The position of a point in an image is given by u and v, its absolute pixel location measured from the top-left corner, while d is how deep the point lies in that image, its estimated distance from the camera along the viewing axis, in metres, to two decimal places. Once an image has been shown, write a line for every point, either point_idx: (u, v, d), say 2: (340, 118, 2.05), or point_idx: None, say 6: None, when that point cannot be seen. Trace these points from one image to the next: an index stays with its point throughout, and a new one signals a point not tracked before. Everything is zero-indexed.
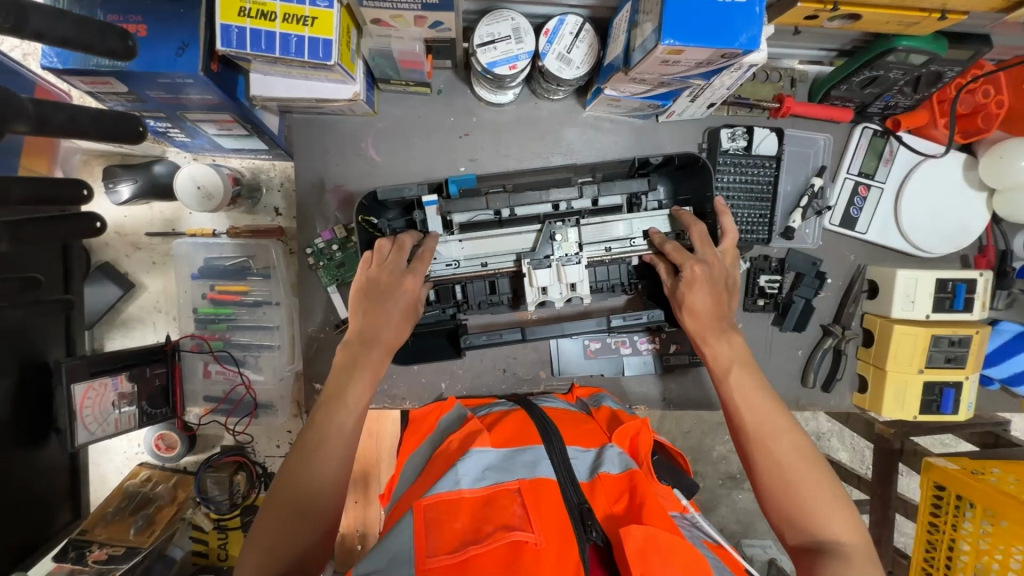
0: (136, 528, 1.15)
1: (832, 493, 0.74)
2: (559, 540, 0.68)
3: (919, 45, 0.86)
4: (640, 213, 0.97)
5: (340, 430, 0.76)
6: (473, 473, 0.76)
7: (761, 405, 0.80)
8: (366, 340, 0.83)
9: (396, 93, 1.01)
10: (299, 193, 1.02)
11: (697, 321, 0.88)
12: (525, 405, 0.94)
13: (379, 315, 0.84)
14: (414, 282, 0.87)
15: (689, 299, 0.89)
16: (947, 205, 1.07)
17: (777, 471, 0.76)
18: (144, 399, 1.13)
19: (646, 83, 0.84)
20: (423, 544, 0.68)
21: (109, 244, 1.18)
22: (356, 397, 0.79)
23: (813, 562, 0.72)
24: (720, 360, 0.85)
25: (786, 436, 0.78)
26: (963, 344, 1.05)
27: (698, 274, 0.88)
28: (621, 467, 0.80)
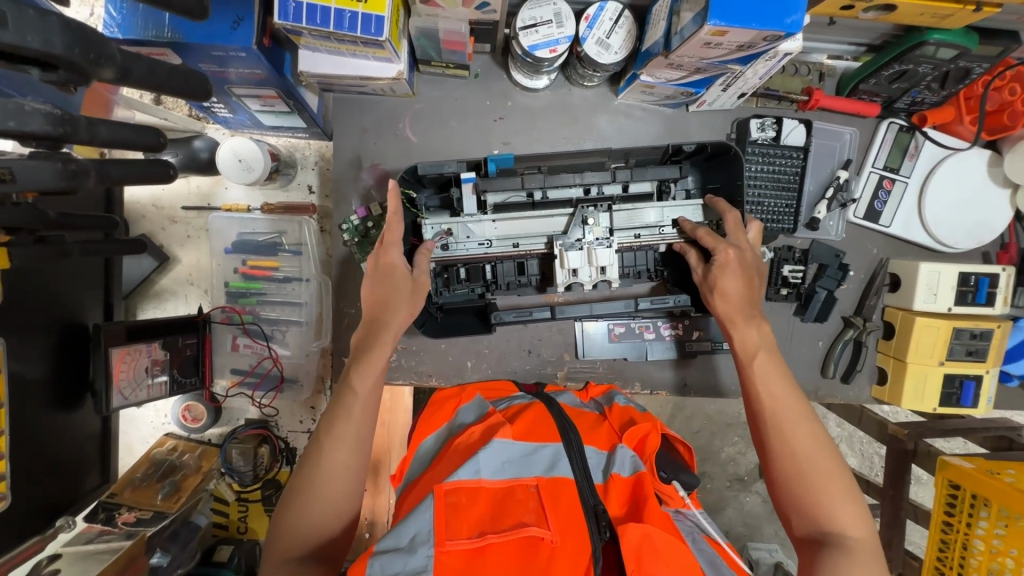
0: (164, 493, 1.17)
1: (844, 485, 0.78)
2: (574, 539, 0.72)
3: (950, 38, 0.88)
4: (671, 201, 0.99)
5: (347, 416, 0.79)
6: (493, 465, 0.79)
7: (780, 394, 0.84)
8: (370, 325, 0.86)
9: (435, 75, 1.04)
10: (336, 170, 1.05)
11: (724, 306, 0.92)
12: (545, 400, 0.95)
13: (386, 294, 0.88)
14: (394, 254, 0.89)
15: (723, 283, 0.91)
16: (970, 201, 1.09)
17: (791, 455, 0.80)
18: (176, 367, 1.16)
19: (682, 68, 0.87)
20: (442, 528, 0.71)
21: (147, 217, 1.21)
22: (363, 382, 0.81)
23: (817, 549, 0.76)
24: (747, 343, 0.89)
25: (803, 424, 0.82)
26: (983, 338, 1.06)
27: (732, 258, 0.90)
28: (631, 469, 0.83)
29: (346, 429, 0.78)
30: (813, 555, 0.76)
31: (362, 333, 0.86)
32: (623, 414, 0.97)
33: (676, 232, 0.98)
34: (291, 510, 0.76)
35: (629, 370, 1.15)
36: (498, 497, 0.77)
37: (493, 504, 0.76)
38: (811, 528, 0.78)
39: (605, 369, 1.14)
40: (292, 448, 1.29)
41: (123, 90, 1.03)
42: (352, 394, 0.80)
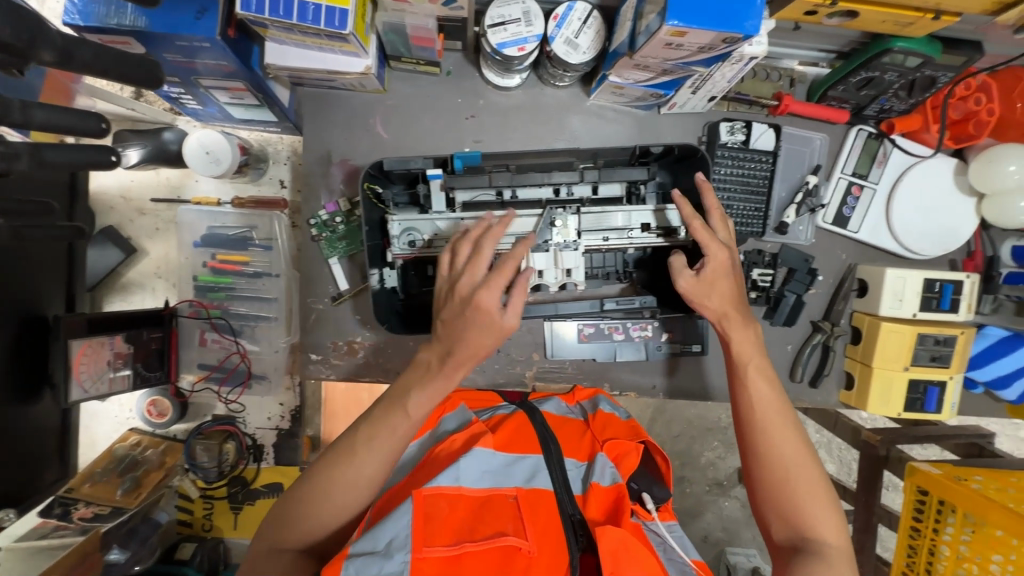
0: (124, 489, 1.16)
1: (824, 494, 0.79)
2: (551, 553, 0.74)
3: (913, 46, 0.89)
4: (639, 205, 0.99)
5: (387, 430, 0.76)
6: (473, 474, 0.80)
7: (769, 402, 0.83)
8: (443, 352, 0.76)
9: (407, 72, 1.03)
10: (305, 165, 1.04)
11: (719, 302, 0.84)
12: (528, 410, 0.96)
13: (458, 330, 0.74)
14: (488, 296, 0.73)
15: (722, 284, 0.84)
16: (937, 209, 1.10)
17: (774, 465, 0.80)
18: (140, 361, 1.14)
19: (649, 69, 0.87)
20: (420, 534, 0.72)
21: (115, 208, 1.20)
22: (416, 406, 0.76)
23: (794, 557, 0.77)
24: (739, 351, 0.84)
25: (788, 432, 0.81)
26: (948, 344, 1.07)
27: (726, 262, 0.84)
28: (610, 480, 0.85)
29: (380, 445, 0.76)
30: (789, 563, 0.77)
31: (433, 355, 0.78)
32: (605, 422, 0.98)
33: (645, 234, 0.98)
34: (302, 501, 0.76)
35: (599, 371, 1.15)
36: (476, 506, 0.78)
37: (470, 512, 0.77)
38: (790, 534, 0.79)
39: (574, 369, 1.14)
40: (259, 446, 1.30)
41: (84, 78, 1.05)
42: (403, 409, 0.76)
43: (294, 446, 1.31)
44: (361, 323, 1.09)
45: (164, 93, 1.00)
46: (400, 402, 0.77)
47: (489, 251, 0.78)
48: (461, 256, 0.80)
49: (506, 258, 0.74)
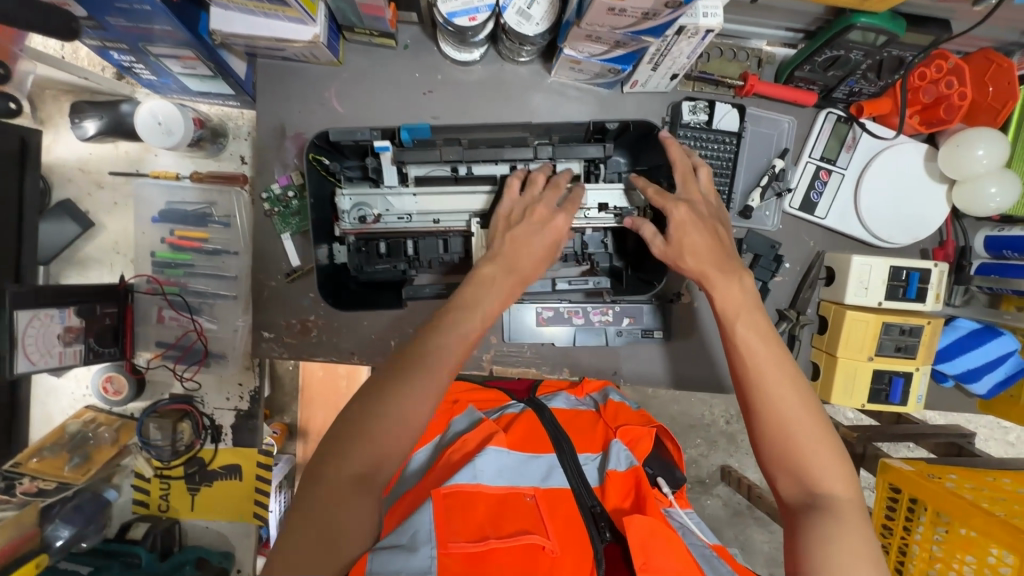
0: (72, 465, 1.19)
1: (831, 444, 0.74)
2: (573, 549, 0.80)
3: (877, 23, 0.87)
4: (596, 183, 0.97)
5: (453, 337, 0.76)
6: (491, 470, 0.84)
7: (767, 353, 0.78)
8: (507, 265, 0.83)
9: (363, 44, 1.01)
10: (259, 138, 1.02)
11: (697, 262, 0.85)
12: (537, 409, 1.00)
13: (525, 241, 0.85)
14: (563, 219, 0.87)
15: (688, 241, 0.85)
16: (907, 195, 1.07)
17: (779, 419, 0.75)
18: (92, 336, 1.12)
19: (603, 41, 0.85)
20: (443, 530, 0.74)
21: (72, 181, 1.18)
22: (489, 310, 0.80)
23: (806, 514, 0.71)
24: (728, 303, 0.82)
25: (789, 385, 0.76)
26: (914, 334, 1.05)
27: (686, 216, 0.85)
28: (626, 464, 0.91)
29: (449, 357, 0.74)
30: (798, 519, 0.72)
31: (497, 271, 0.82)
32: (617, 410, 1.03)
33: (601, 214, 0.96)
34: (373, 435, 0.68)
35: (558, 356, 1.13)
36: (497, 505, 0.82)
37: (490, 512, 0.80)
38: (800, 490, 0.73)
39: (532, 353, 1.13)
40: (217, 427, 1.28)
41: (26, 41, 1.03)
42: (470, 315, 0.78)
43: (253, 427, 1.29)
44: (315, 301, 1.07)
45: (115, 61, 0.98)
46: (467, 313, 0.78)
47: (565, 188, 0.90)
48: (536, 183, 0.90)
49: (574, 196, 0.90)
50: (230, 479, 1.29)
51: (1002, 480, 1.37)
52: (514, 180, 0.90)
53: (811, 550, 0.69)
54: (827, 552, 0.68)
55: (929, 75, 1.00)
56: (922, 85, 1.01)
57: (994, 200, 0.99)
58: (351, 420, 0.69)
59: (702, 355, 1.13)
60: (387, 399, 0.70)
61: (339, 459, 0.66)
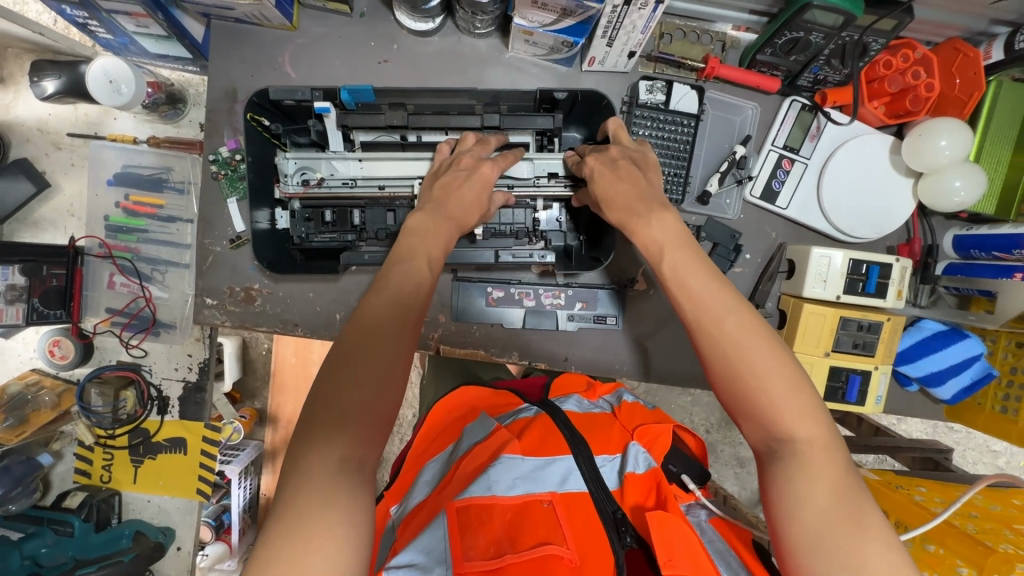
0: (6, 426, 1.16)
1: (788, 381, 0.67)
2: (595, 556, 0.74)
3: (832, 2, 0.83)
4: (544, 153, 0.99)
5: (400, 288, 0.72)
6: (505, 480, 0.82)
7: (712, 293, 0.73)
8: (436, 212, 0.82)
9: (319, 10, 1.00)
10: (210, 100, 1.01)
11: (623, 204, 0.82)
12: (550, 410, 0.96)
13: (455, 187, 0.85)
14: (491, 169, 0.88)
15: (607, 190, 0.85)
16: (872, 188, 1.04)
17: (726, 364, 0.70)
18: (37, 296, 1.10)
19: (550, 8, 0.84)
20: (458, 549, 0.73)
21: (31, 141, 1.19)
22: (431, 251, 0.78)
23: (770, 459, 0.66)
24: (653, 245, 0.78)
25: (734, 317, 0.71)
26: (872, 331, 1.01)
27: (595, 166, 0.87)
28: (645, 466, 0.88)
29: (407, 309, 0.71)
30: (765, 465, 0.67)
31: (427, 218, 0.81)
32: (631, 410, 1.02)
33: (552, 183, 0.97)
34: (343, 416, 0.62)
35: (507, 339, 1.09)
36: (513, 517, 0.79)
37: (506, 526, 0.78)
38: (761, 436, 0.68)
39: (481, 334, 1.09)
40: (165, 398, 1.24)
41: None
42: (415, 267, 0.75)
43: (201, 400, 1.24)
44: (260, 269, 1.04)
45: (70, 16, 0.98)
46: (407, 261, 0.76)
47: (493, 144, 0.94)
48: (468, 140, 0.93)
49: (504, 155, 0.92)
50: (175, 453, 1.25)
51: (977, 496, 1.30)
52: (445, 143, 0.94)
53: (780, 504, 0.65)
54: (800, 507, 0.63)
55: (895, 65, 0.96)
56: (887, 74, 0.97)
57: (959, 194, 0.96)
58: (313, 410, 0.63)
59: (656, 345, 1.09)
60: (343, 372, 0.65)
61: (311, 454, 0.60)
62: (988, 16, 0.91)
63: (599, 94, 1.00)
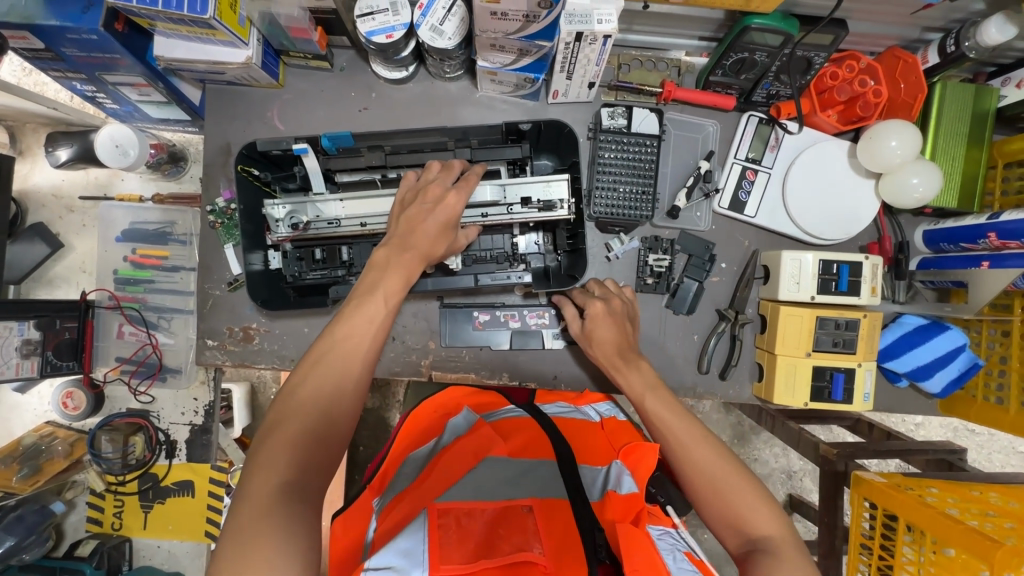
0: (21, 475, 1.19)
1: (759, 494, 0.79)
2: (569, 563, 0.68)
3: (769, 23, 0.90)
4: (515, 179, 1.02)
5: (363, 327, 0.78)
6: (497, 486, 0.80)
7: (680, 425, 0.88)
8: (401, 246, 0.86)
9: (302, 68, 1.10)
10: (206, 156, 1.09)
11: (605, 352, 0.99)
12: (535, 415, 0.97)
13: (420, 224, 0.87)
14: (457, 197, 0.89)
15: (597, 333, 1.00)
16: (836, 192, 1.08)
17: (700, 481, 0.82)
18: (50, 349, 1.16)
19: (508, 50, 0.91)
20: (437, 552, 0.66)
21: (46, 206, 1.28)
22: (386, 293, 0.82)
23: (749, 558, 0.74)
24: (633, 387, 0.94)
25: (704, 442, 0.85)
26: (850, 328, 1.03)
27: (600, 310, 1.00)
28: (627, 488, 0.82)
29: (358, 340, 0.77)
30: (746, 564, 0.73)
31: (390, 252, 0.85)
32: (619, 426, 1.01)
33: (525, 208, 1.01)
34: (294, 436, 0.67)
35: (496, 360, 1.13)
36: (491, 523, 0.73)
37: (483, 535, 0.71)
38: (740, 542, 0.76)
39: (470, 358, 1.13)
40: (172, 441, 1.29)
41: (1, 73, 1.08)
42: (371, 306, 0.80)
43: (207, 442, 1.29)
44: (257, 309, 1.11)
45: (80, 91, 1.08)
46: (366, 298, 0.81)
47: (459, 170, 0.95)
48: (432, 168, 0.95)
49: (466, 179, 0.93)
50: (183, 496, 1.29)
51: (990, 494, 1.27)
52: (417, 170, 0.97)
53: None
54: None
55: (842, 75, 1.02)
56: (835, 84, 1.02)
57: (918, 190, 0.99)
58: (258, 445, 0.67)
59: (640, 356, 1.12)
60: (290, 403, 0.70)
61: (255, 479, 0.63)
62: (919, 24, 0.96)
63: (561, 121, 1.03)
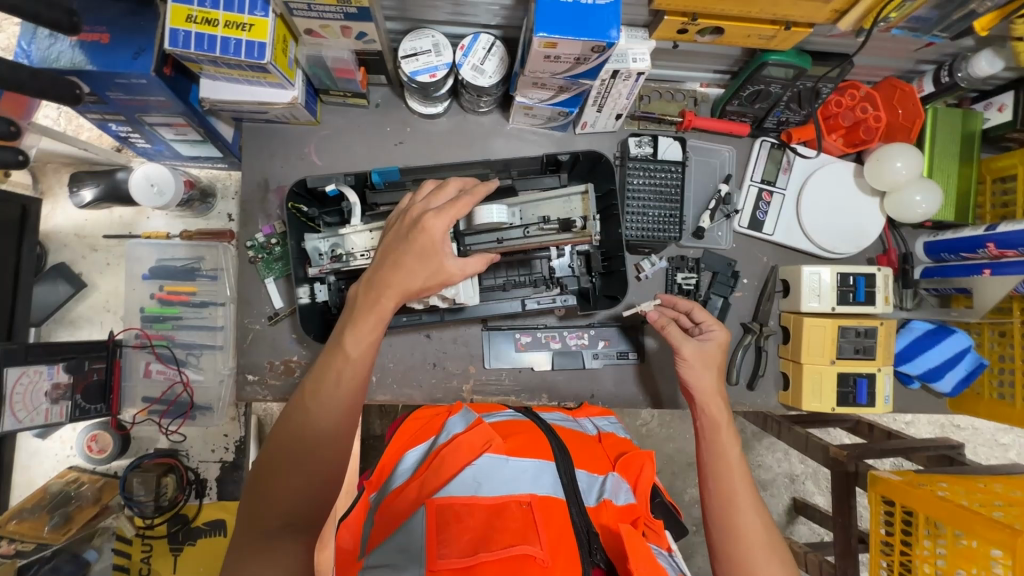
0: (52, 525, 1.16)
1: (776, 554, 0.82)
2: (566, 562, 0.69)
3: (785, 59, 0.99)
4: (529, 197, 1.00)
5: (337, 380, 0.80)
6: (489, 480, 0.78)
7: (735, 470, 0.88)
8: (376, 287, 0.84)
9: (338, 105, 1.13)
10: (244, 192, 1.11)
11: (710, 378, 0.96)
12: (534, 417, 0.95)
13: (400, 258, 0.84)
14: (435, 221, 0.83)
15: (710, 354, 0.98)
16: (845, 209, 1.16)
17: (733, 523, 0.84)
18: (80, 392, 1.13)
19: (548, 87, 0.96)
20: (435, 545, 0.68)
21: (68, 246, 1.26)
22: (355, 347, 0.82)
23: None
24: (715, 418, 0.93)
25: (750, 495, 0.86)
26: (870, 335, 1.11)
27: (722, 338, 1.00)
28: (624, 500, 0.83)
29: (329, 395, 0.80)
30: None
31: (364, 296, 0.85)
32: (616, 441, 0.99)
33: (545, 228, 0.97)
34: (274, 491, 0.75)
35: (536, 381, 1.16)
36: (490, 516, 0.73)
37: (484, 524, 0.72)
38: None
39: (510, 380, 1.16)
40: (202, 480, 1.29)
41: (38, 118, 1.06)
42: (342, 358, 0.81)
43: (238, 479, 1.30)
44: (298, 341, 1.11)
45: (114, 132, 1.10)
46: (336, 351, 0.82)
47: (452, 190, 0.90)
48: (425, 190, 0.92)
49: (454, 201, 0.85)
50: (215, 536, 1.27)
51: (995, 484, 1.35)
52: (410, 194, 0.93)
53: None
54: None
55: (845, 103, 1.11)
56: (840, 111, 1.12)
57: (921, 206, 1.08)
58: (250, 492, 0.77)
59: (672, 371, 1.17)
60: (270, 459, 0.77)
61: (244, 529, 0.74)
62: (914, 58, 1.06)
63: (598, 152, 1.07)
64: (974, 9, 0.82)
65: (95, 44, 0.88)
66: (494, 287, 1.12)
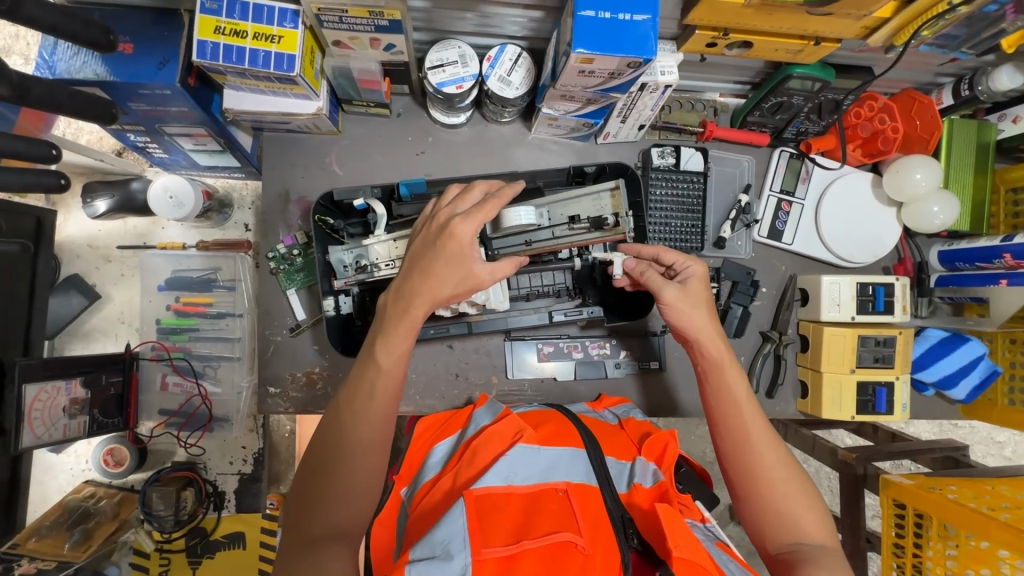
0: (72, 542, 1.14)
1: (808, 499, 0.82)
2: (604, 549, 0.70)
3: (810, 72, 0.99)
4: (557, 197, 0.99)
5: (370, 393, 0.80)
6: (522, 471, 0.78)
7: (750, 419, 0.87)
8: (405, 297, 0.83)
9: (359, 115, 1.12)
10: (265, 202, 1.10)
11: (701, 321, 0.91)
12: (560, 410, 0.96)
13: (430, 266, 0.83)
14: (463, 226, 0.82)
15: (694, 292, 0.92)
16: (863, 219, 1.18)
17: (763, 482, 0.82)
18: (97, 407, 1.11)
19: (575, 99, 0.96)
20: (478, 536, 0.67)
21: (81, 257, 1.25)
22: (389, 360, 0.81)
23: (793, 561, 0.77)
24: (716, 362, 0.90)
25: (770, 448, 0.85)
26: (888, 345, 1.12)
27: (699, 272, 0.94)
28: (653, 481, 0.83)
29: (365, 407, 0.79)
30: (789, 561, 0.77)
31: (393, 304, 0.84)
32: (639, 426, 0.98)
33: (574, 226, 0.97)
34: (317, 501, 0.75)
35: (558, 391, 1.17)
36: (529, 506, 0.74)
37: (524, 514, 0.72)
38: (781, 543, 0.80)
39: (533, 390, 1.16)
40: (220, 492, 1.28)
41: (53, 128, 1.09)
42: (374, 370, 0.81)
43: (257, 490, 1.30)
44: (320, 352, 1.10)
45: (131, 142, 1.08)
46: (368, 363, 0.82)
47: (478, 193, 0.89)
48: (450, 195, 0.91)
49: (480, 205, 0.84)
50: (234, 549, 1.26)
51: (1001, 487, 1.35)
52: (435, 200, 0.93)
53: None
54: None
55: (863, 113, 1.12)
56: (858, 122, 1.13)
57: (939, 217, 1.10)
58: (293, 504, 0.77)
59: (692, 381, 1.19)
60: (313, 471, 0.78)
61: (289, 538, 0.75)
62: (934, 70, 1.08)
63: (624, 164, 1.09)
64: (1004, 28, 0.83)
65: (119, 54, 0.87)
66: (519, 297, 1.12)
